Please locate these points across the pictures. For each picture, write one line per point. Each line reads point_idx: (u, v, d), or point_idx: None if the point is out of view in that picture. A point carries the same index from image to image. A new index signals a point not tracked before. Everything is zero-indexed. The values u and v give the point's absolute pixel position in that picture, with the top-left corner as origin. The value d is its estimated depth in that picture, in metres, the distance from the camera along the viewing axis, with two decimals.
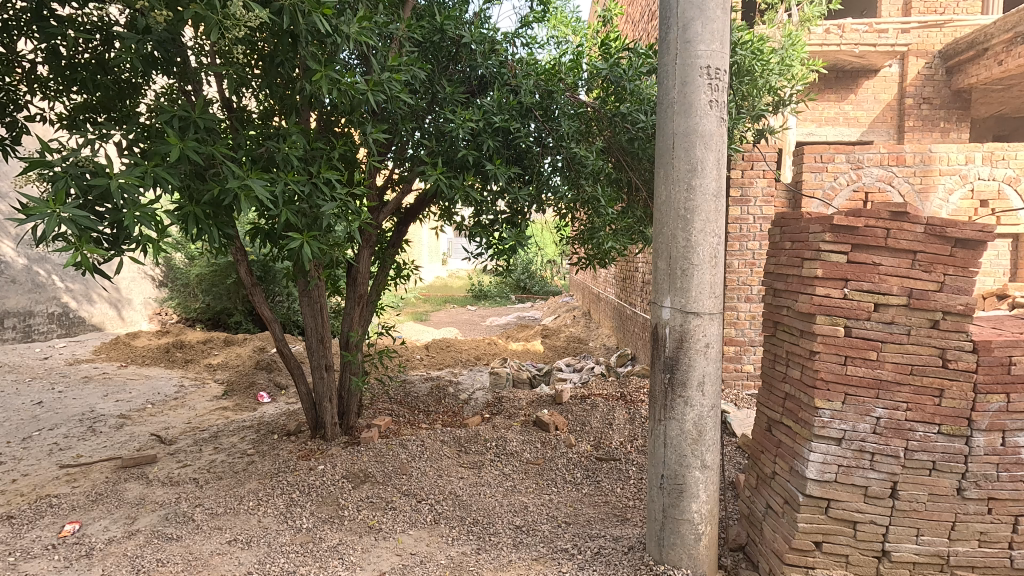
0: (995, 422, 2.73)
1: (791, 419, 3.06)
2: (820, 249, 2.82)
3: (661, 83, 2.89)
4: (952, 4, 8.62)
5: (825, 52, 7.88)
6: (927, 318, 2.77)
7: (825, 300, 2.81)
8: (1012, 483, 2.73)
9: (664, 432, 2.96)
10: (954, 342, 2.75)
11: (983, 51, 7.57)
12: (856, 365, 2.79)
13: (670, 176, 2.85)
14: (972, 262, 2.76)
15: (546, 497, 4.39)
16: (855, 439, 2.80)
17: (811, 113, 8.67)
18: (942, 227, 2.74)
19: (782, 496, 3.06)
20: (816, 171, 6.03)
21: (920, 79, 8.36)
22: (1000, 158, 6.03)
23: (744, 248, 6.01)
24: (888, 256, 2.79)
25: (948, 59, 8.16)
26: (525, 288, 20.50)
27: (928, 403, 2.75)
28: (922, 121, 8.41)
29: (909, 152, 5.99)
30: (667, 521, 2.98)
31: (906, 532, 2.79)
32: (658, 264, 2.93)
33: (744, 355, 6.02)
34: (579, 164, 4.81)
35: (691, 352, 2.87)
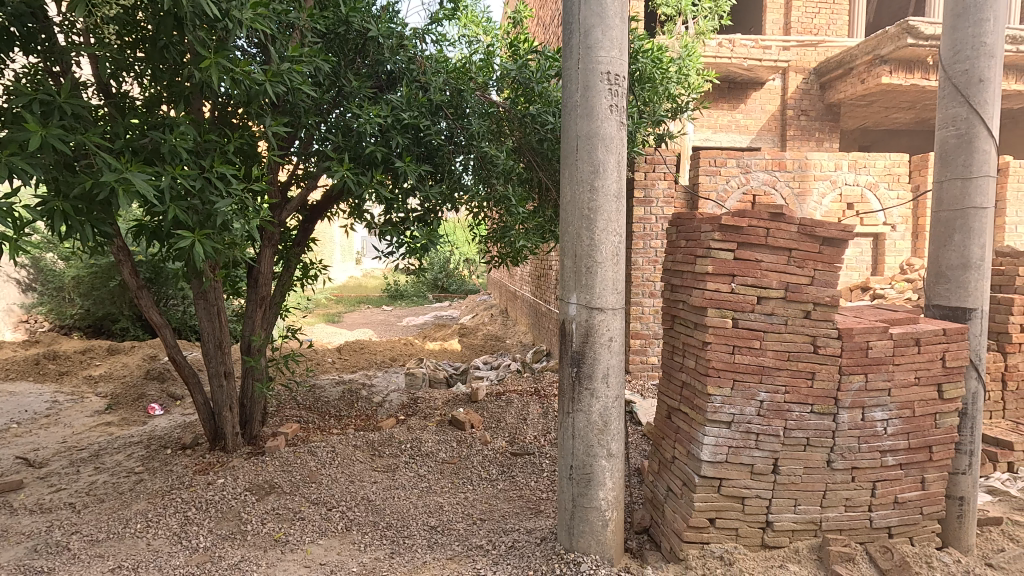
0: (856, 400, 3.08)
1: (687, 406, 3.28)
2: (710, 248, 3.04)
3: (565, 86, 2.98)
4: (824, 26, 9.61)
5: (718, 64, 8.51)
6: (800, 309, 3.07)
7: (715, 294, 3.03)
8: (870, 453, 3.10)
9: (573, 424, 3.06)
10: (823, 330, 3.06)
11: (850, 70, 8.48)
12: (742, 353, 3.04)
13: (575, 177, 2.95)
14: (836, 259, 3.08)
15: (462, 496, 4.40)
16: (742, 421, 3.04)
17: (707, 119, 9.30)
18: (812, 227, 3.04)
19: (681, 478, 3.27)
20: (711, 174, 6.45)
21: (799, 93, 9.22)
22: (863, 165, 6.87)
23: (648, 246, 6.34)
24: (769, 253, 3.05)
25: (821, 76, 9.07)
26: (443, 288, 20.35)
27: (803, 385, 3.06)
28: (802, 131, 9.27)
29: (789, 158, 6.64)
30: (576, 510, 3.08)
31: (785, 503, 3.08)
32: (564, 262, 3.02)
33: (649, 347, 6.37)
34: (490, 163, 4.85)
35: (596, 346, 2.99)
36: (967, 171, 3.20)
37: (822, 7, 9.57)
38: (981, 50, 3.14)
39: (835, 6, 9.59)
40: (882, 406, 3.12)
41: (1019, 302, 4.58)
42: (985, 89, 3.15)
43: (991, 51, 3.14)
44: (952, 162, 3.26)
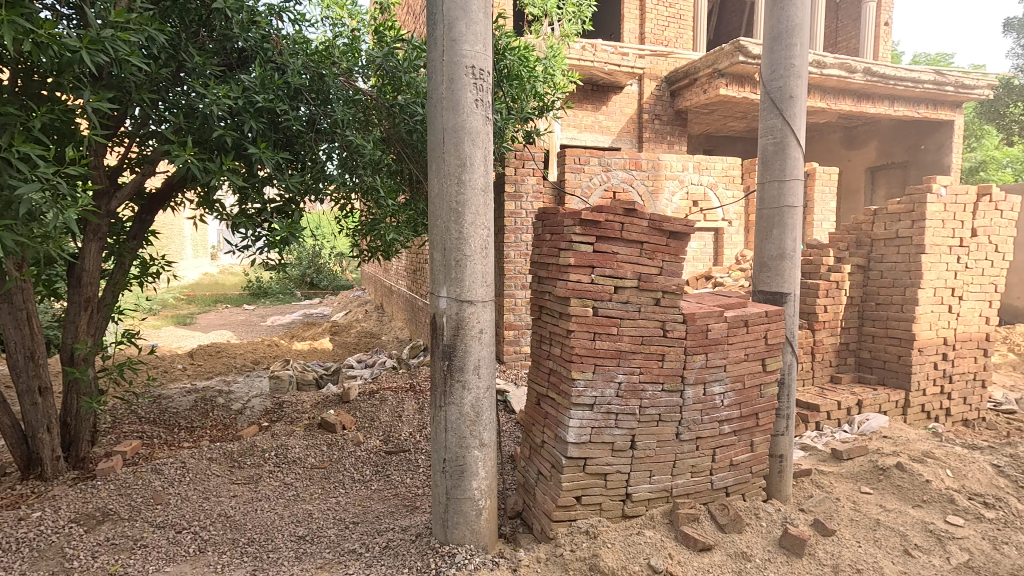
0: (698, 376, 3.44)
1: (554, 391, 3.45)
2: (572, 241, 3.20)
3: (430, 78, 2.95)
4: (673, 38, 10.54)
5: (582, 66, 8.97)
6: (651, 297, 3.36)
7: (577, 284, 3.21)
8: (710, 423, 3.49)
9: (445, 417, 3.06)
10: (671, 316, 3.38)
11: (694, 80, 9.41)
12: (602, 339, 3.26)
13: (442, 170, 2.94)
14: (680, 250, 3.41)
15: (333, 501, 4.20)
16: (602, 403, 3.26)
17: (573, 119, 9.78)
18: (661, 222, 3.33)
19: (550, 461, 3.43)
20: (576, 172, 6.79)
21: (653, 98, 10.03)
22: (705, 167, 7.70)
23: (519, 240, 6.50)
24: (624, 245, 3.28)
25: (671, 84, 9.95)
26: (313, 284, 19.22)
27: (655, 366, 3.35)
28: (655, 134, 10.11)
29: (644, 159, 7.23)
30: (450, 502, 3.10)
31: (641, 476, 3.36)
32: (434, 255, 3.01)
33: (521, 338, 6.57)
34: (356, 152, 4.65)
35: (467, 338, 3.01)
36: (782, 174, 3.70)
37: (671, 21, 10.48)
38: (791, 71, 3.65)
39: (682, 21, 10.57)
40: (719, 381, 3.52)
41: (824, 287, 5.41)
42: (795, 105, 3.66)
43: (798, 72, 3.65)
44: (771, 166, 3.74)
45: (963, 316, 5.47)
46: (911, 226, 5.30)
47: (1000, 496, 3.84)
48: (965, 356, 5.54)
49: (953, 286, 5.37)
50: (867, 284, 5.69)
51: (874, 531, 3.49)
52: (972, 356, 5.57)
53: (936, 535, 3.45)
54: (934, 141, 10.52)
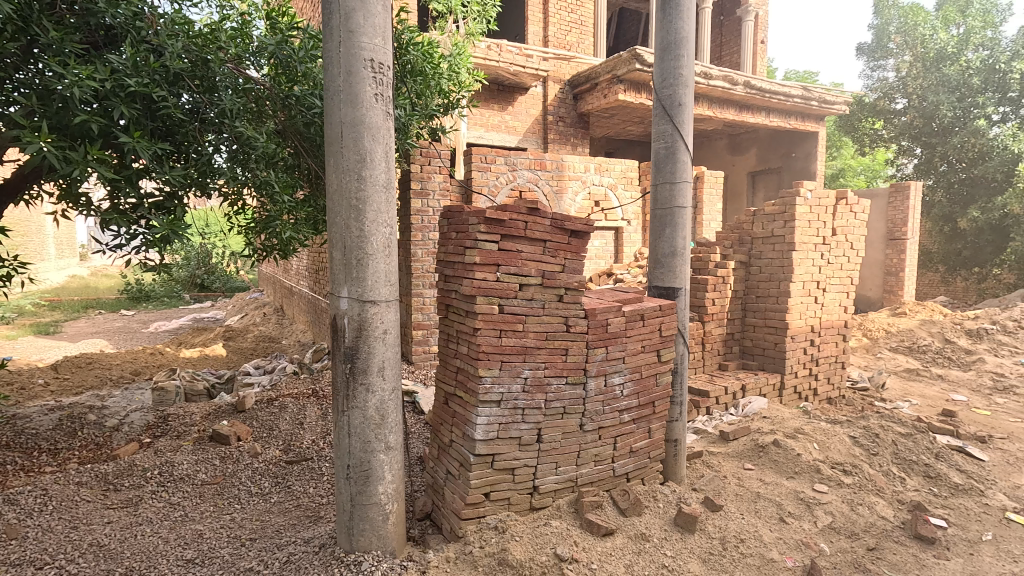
0: (600, 369, 3.60)
1: (461, 389, 3.45)
2: (477, 239, 3.21)
3: (326, 70, 2.83)
4: (575, 43, 10.90)
5: (487, 66, 9.03)
6: (555, 294, 3.45)
7: (482, 283, 3.23)
8: (611, 413, 3.66)
9: (348, 422, 2.96)
10: (573, 311, 3.49)
11: (595, 85, 9.79)
12: (508, 336, 3.30)
13: (340, 165, 2.83)
14: (581, 249, 3.54)
15: (226, 518, 3.91)
16: (509, 399, 3.31)
17: (479, 118, 9.81)
18: (562, 221, 3.44)
19: (458, 460, 3.43)
20: (482, 170, 6.83)
21: (557, 101, 10.31)
22: (605, 168, 8.06)
23: (426, 238, 6.42)
24: (528, 244, 3.35)
25: (574, 87, 10.29)
26: (203, 286, 17.76)
27: (559, 360, 3.45)
28: (560, 135, 10.41)
29: (548, 159, 7.42)
30: (355, 509, 3.00)
31: (548, 467, 3.46)
32: (334, 254, 2.89)
33: (430, 337, 6.50)
34: (247, 145, 4.37)
35: (370, 339, 2.92)
36: (673, 176, 3.94)
37: (573, 26, 10.83)
38: (680, 80, 3.90)
39: (583, 27, 10.95)
40: (619, 372, 3.70)
41: (712, 282, 5.86)
42: (683, 113, 3.92)
43: (686, 82, 3.91)
44: (663, 169, 3.98)
45: (827, 306, 6.14)
46: (784, 225, 5.86)
47: (856, 464, 4.36)
48: (829, 341, 6.23)
49: (819, 279, 6.01)
50: (748, 279, 6.23)
51: (755, 503, 3.84)
52: (835, 341, 6.28)
53: (806, 502, 3.86)
54: (804, 150, 11.74)
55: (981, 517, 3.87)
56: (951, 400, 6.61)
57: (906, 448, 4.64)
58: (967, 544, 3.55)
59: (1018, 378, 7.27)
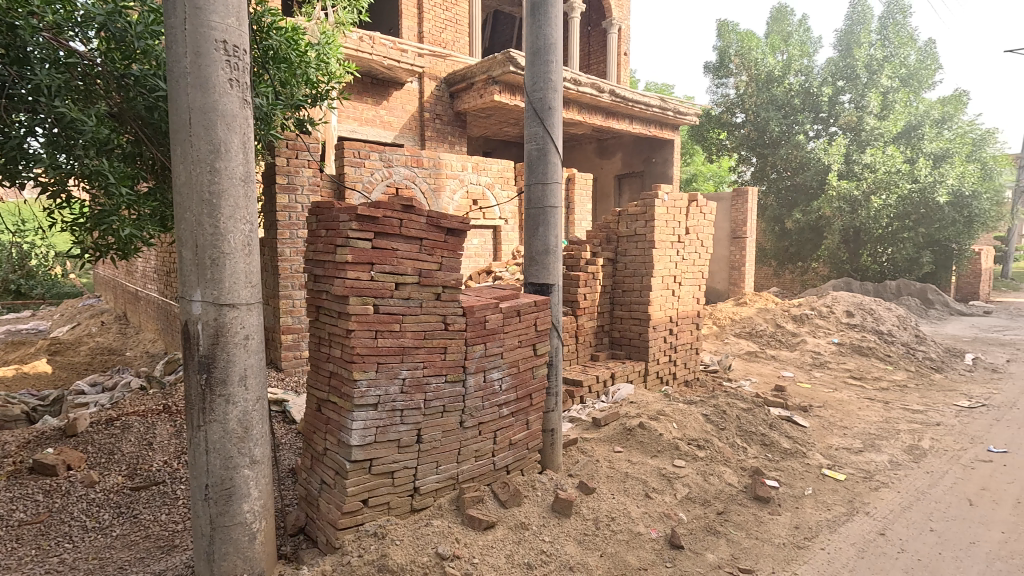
0: (478, 365, 3.65)
1: (335, 394, 3.30)
2: (349, 237, 3.09)
3: (169, 48, 2.55)
4: (450, 41, 10.88)
5: (359, 57, 8.70)
6: (432, 292, 3.43)
7: (355, 282, 3.11)
8: (490, 408, 3.72)
9: (205, 438, 2.70)
10: (451, 310, 3.50)
11: (471, 84, 9.87)
12: (383, 337, 3.22)
13: (189, 156, 2.57)
14: (458, 246, 3.56)
15: (52, 562, 3.35)
16: (387, 401, 3.23)
17: (352, 111, 9.42)
18: (439, 219, 3.42)
19: (333, 468, 3.27)
20: (355, 165, 6.58)
21: (433, 98, 10.21)
22: (482, 167, 8.20)
23: (295, 236, 6.03)
24: (403, 242, 3.29)
25: (450, 86, 10.27)
26: (20, 293, 15.10)
27: (437, 359, 3.43)
28: (437, 133, 10.33)
29: (425, 157, 7.36)
30: (215, 532, 2.74)
31: (429, 468, 3.43)
32: (183, 254, 2.61)
33: (302, 341, 6.13)
34: (71, 129, 3.84)
35: (229, 346, 2.68)
36: (545, 177, 4.08)
37: (448, 24, 10.81)
38: (549, 85, 4.06)
39: (458, 26, 10.98)
40: (497, 367, 3.78)
41: (583, 278, 6.20)
42: (553, 116, 4.08)
43: (555, 87, 4.08)
44: (535, 170, 4.11)
45: (683, 298, 6.78)
46: (645, 224, 6.36)
47: (708, 438, 4.86)
48: (685, 329, 6.88)
49: (675, 273, 6.61)
50: (616, 274, 6.67)
51: (624, 482, 4.13)
52: (690, 329, 6.94)
53: (667, 477, 4.24)
54: (662, 156, 12.83)
55: (804, 476, 4.52)
56: (781, 376, 7.64)
57: (747, 421, 5.27)
58: (793, 500, 4.13)
59: (830, 355, 8.61)
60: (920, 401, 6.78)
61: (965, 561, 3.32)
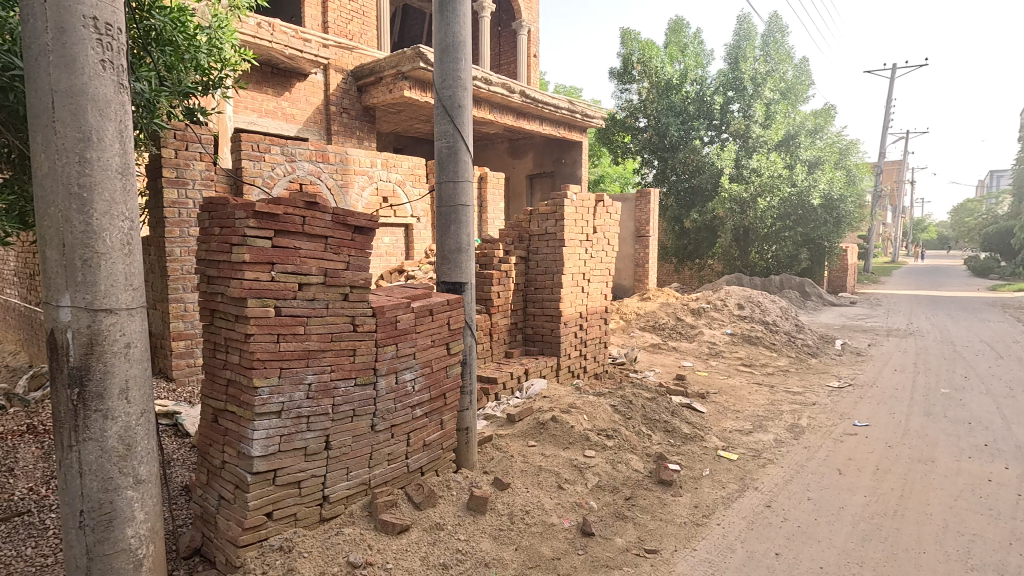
0: (390, 366, 3.57)
1: (234, 403, 3.09)
2: (246, 235, 2.90)
3: (25, 22, 2.25)
4: (356, 34, 10.52)
5: (257, 45, 8.17)
6: (339, 292, 3.30)
7: (254, 283, 2.93)
8: (402, 410, 3.66)
9: (79, 459, 2.42)
10: (360, 310, 3.39)
11: (380, 79, 9.60)
12: (287, 341, 3.05)
13: (52, 145, 2.29)
14: (366, 245, 3.46)
15: None
16: (292, 408, 3.07)
17: (250, 102, 8.84)
18: (345, 216, 3.31)
19: (232, 482, 3.07)
20: (254, 159, 6.27)
21: (339, 91, 9.82)
22: (393, 164, 8.03)
23: (186, 234, 5.57)
24: (307, 241, 3.15)
25: (358, 79, 9.93)
26: None
27: (346, 362, 3.31)
28: (344, 127, 9.95)
29: (331, 151, 7.15)
30: (93, 563, 2.47)
31: (339, 474, 3.30)
32: (47, 254, 2.33)
33: (196, 348, 5.67)
34: None
35: (106, 356, 2.42)
36: (456, 175, 4.05)
37: (354, 16, 10.45)
38: (458, 83, 4.04)
39: (365, 18, 10.64)
40: (410, 368, 3.72)
41: (496, 276, 6.26)
42: (463, 114, 4.07)
43: (464, 85, 4.07)
44: (446, 167, 4.07)
45: (592, 294, 7.04)
46: (555, 223, 6.53)
47: (616, 427, 5.08)
48: (594, 324, 7.15)
49: (584, 271, 6.85)
50: (528, 272, 6.79)
51: (538, 475, 4.22)
52: (598, 324, 7.22)
53: (578, 467, 4.38)
54: (571, 156, 13.23)
55: (702, 458, 4.86)
56: (682, 366, 8.16)
57: (651, 410, 5.57)
58: (693, 481, 4.43)
59: (723, 344, 9.32)
60: (799, 383, 7.52)
61: (836, 524, 3.73)
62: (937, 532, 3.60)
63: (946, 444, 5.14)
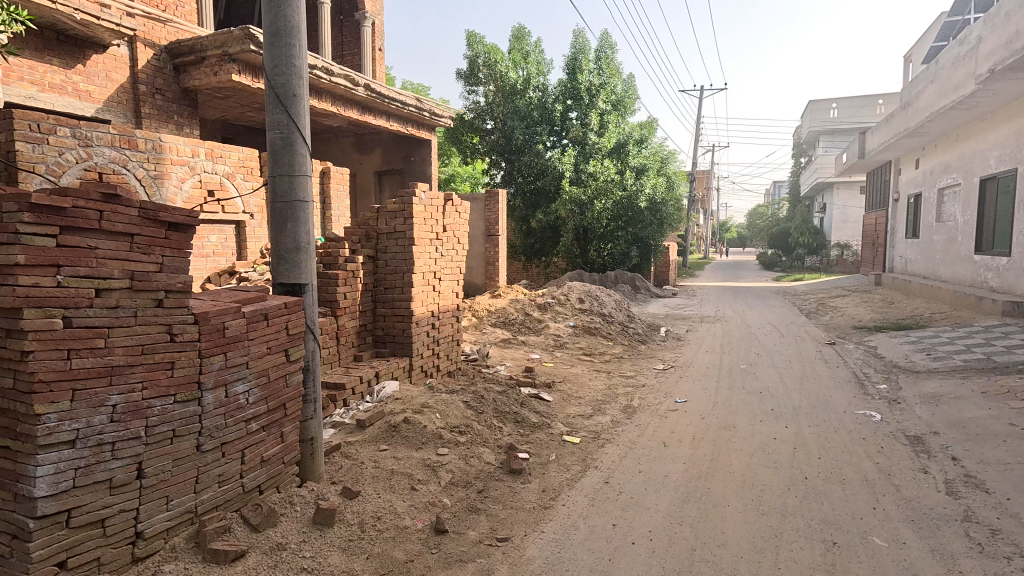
0: (218, 379, 3.22)
1: (7, 437, 2.55)
2: (20, 232, 2.41)
3: None
4: (171, 5, 9.25)
5: (36, 4, 6.78)
6: (151, 298, 2.90)
7: (32, 290, 2.45)
8: (235, 426, 3.33)
9: None
10: (178, 317, 3.01)
11: (202, 59, 8.57)
12: (82, 357, 2.60)
13: None
14: (184, 244, 3.08)
15: None
16: (91, 435, 2.62)
17: (29, 72, 7.27)
18: (155, 211, 2.91)
19: (8, 532, 2.53)
20: (32, 142, 5.28)
21: (151, 68, 8.56)
22: (219, 154, 7.25)
23: None
24: (106, 239, 2.72)
25: (174, 57, 8.78)
26: None
27: (162, 377, 2.91)
28: (158, 110, 8.73)
29: (139, 137, 6.27)
30: None
31: (156, 505, 2.90)
32: None
33: None
34: None
35: None
36: (292, 169, 3.76)
37: None
38: (293, 70, 3.75)
39: None
40: (241, 379, 3.40)
41: (342, 277, 5.98)
42: (299, 104, 3.79)
43: (300, 73, 3.79)
44: (280, 161, 3.76)
45: (443, 293, 7.05)
46: (404, 221, 6.42)
47: (469, 423, 5.16)
48: (446, 323, 7.18)
49: (435, 269, 6.83)
50: (376, 271, 6.59)
51: (390, 479, 4.12)
52: (451, 322, 7.26)
53: (431, 466, 4.37)
54: (420, 154, 13.12)
55: (549, 444, 5.15)
56: (530, 358, 8.55)
57: (502, 403, 5.76)
58: (540, 466, 4.68)
59: (567, 336, 9.98)
60: (632, 368, 8.33)
61: (662, 491, 4.20)
62: (738, 487, 4.24)
63: (743, 412, 6.09)
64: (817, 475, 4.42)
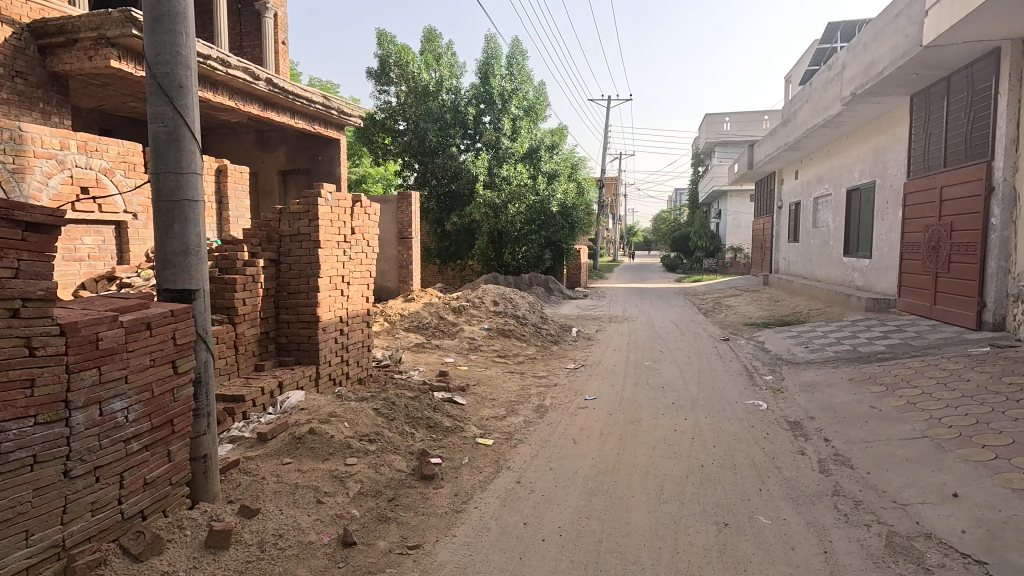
0: (91, 396, 2.91)
1: None
2: None
3: None
4: None
5: None
6: (5, 307, 2.58)
7: None
8: (111, 447, 3.02)
9: None
10: (39, 328, 2.70)
11: (73, 41, 7.70)
12: None
13: None
14: (45, 246, 2.78)
15: None
16: None
17: None
18: (8, 210, 2.60)
19: None
20: None
21: (10, 49, 7.49)
22: (95, 148, 6.59)
23: None
24: None
25: (39, 37, 7.77)
26: None
27: (18, 397, 2.58)
28: (18, 95, 7.58)
29: None
30: None
31: (13, 542, 2.56)
32: None
33: None
34: None
35: None
36: (179, 166, 3.48)
37: None
38: (179, 60, 3.47)
39: None
40: (118, 395, 3.09)
41: (240, 281, 5.61)
42: (187, 96, 3.51)
43: (187, 63, 3.52)
44: (164, 156, 3.46)
45: (352, 297, 6.82)
46: (309, 223, 6.14)
47: (379, 431, 5.03)
48: (355, 328, 6.95)
49: (343, 273, 6.59)
50: (279, 276, 6.26)
51: (293, 493, 3.92)
52: (360, 327, 7.04)
53: (338, 477, 4.21)
54: (328, 154, 12.55)
55: (462, 447, 5.14)
56: (444, 362, 8.49)
57: (414, 408, 5.66)
58: (453, 470, 4.66)
59: (481, 339, 10.01)
60: (544, 368, 8.52)
61: (571, 487, 4.32)
62: (641, 478, 4.47)
63: (647, 406, 6.42)
64: (711, 462, 4.75)
